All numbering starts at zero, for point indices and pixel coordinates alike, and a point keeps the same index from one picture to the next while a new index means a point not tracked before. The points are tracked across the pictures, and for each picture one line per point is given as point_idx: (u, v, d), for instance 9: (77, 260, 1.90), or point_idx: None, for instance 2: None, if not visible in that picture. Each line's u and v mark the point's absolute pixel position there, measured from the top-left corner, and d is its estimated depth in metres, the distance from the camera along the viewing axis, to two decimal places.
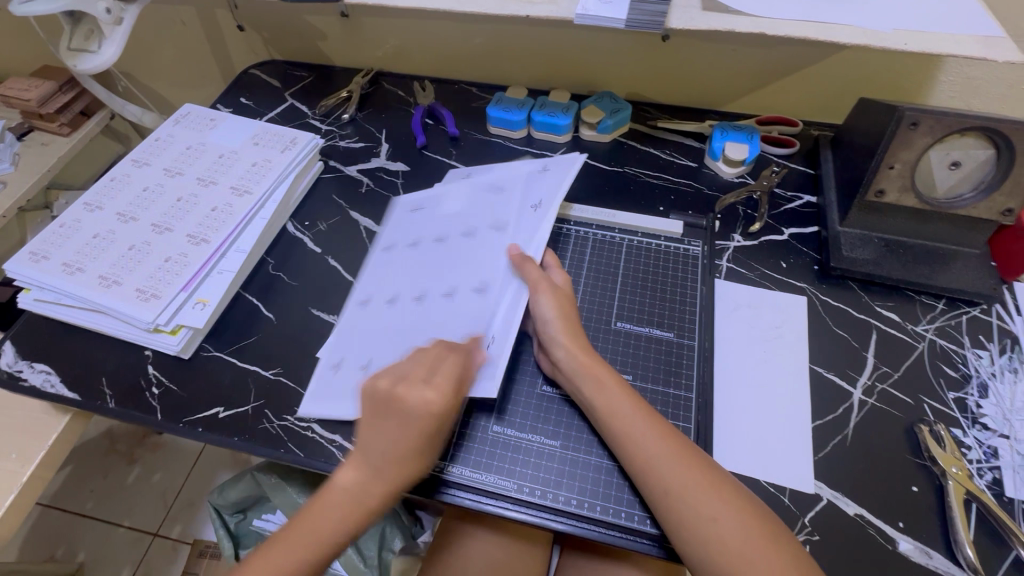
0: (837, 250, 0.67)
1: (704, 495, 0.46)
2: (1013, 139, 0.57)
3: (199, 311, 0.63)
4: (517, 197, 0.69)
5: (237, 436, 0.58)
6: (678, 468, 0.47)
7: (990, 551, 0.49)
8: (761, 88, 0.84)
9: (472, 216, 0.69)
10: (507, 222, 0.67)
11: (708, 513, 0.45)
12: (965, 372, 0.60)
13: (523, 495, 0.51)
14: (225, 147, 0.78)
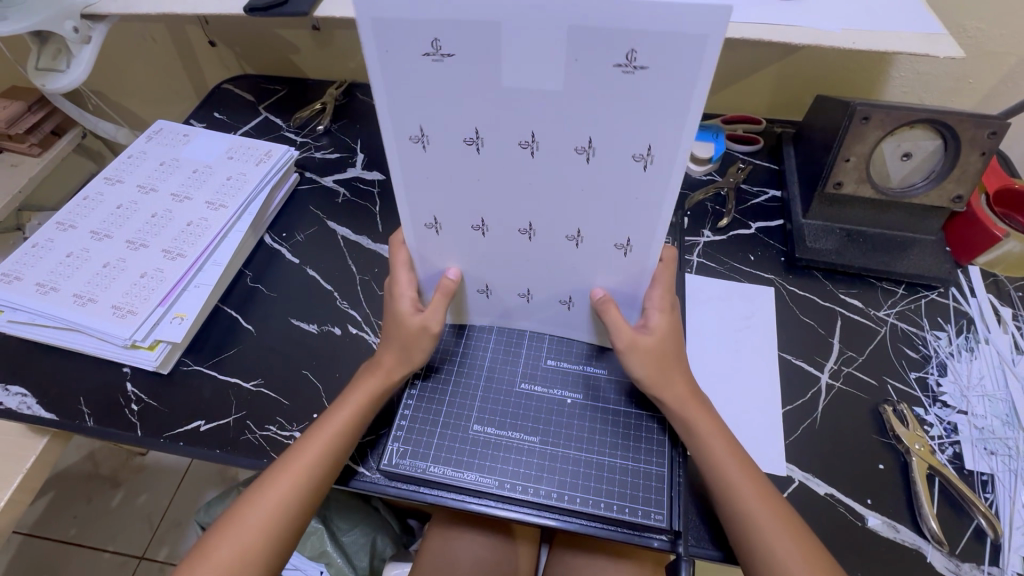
0: (801, 242, 0.70)
1: (775, 525, 0.46)
2: (959, 129, 0.60)
3: (177, 326, 0.63)
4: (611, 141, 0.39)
5: (218, 448, 0.58)
6: (758, 496, 0.48)
7: (953, 522, 0.51)
8: (725, 88, 0.87)
9: (552, 168, 0.42)
10: (610, 185, 0.42)
11: (778, 536, 0.46)
12: (925, 353, 0.62)
13: (507, 491, 0.52)
14: (199, 162, 0.78)
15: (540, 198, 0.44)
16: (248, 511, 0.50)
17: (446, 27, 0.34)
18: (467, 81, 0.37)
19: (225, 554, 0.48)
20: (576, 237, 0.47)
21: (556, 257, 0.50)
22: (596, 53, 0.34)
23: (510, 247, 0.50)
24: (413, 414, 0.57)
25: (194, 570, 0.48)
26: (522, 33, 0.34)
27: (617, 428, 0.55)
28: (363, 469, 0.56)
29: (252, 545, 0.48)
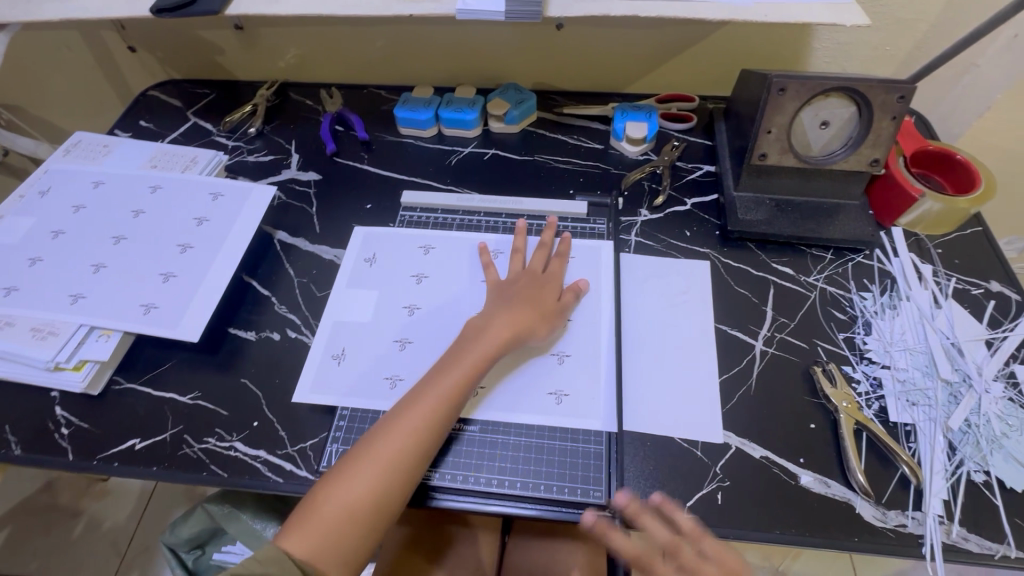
0: (733, 215, 0.71)
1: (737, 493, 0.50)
2: (871, 95, 0.62)
3: (102, 343, 0.61)
4: (147, 218, 0.70)
5: (154, 466, 0.57)
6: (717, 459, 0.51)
7: (880, 473, 0.54)
8: (658, 68, 0.88)
9: (122, 257, 0.67)
10: (143, 254, 0.67)
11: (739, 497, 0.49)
12: (851, 314, 0.65)
13: (454, 482, 0.53)
14: (118, 172, 0.75)
15: (156, 265, 0.66)
16: (352, 467, 0.50)
17: (111, 187, 0.73)
18: (101, 214, 0.71)
19: (331, 511, 0.48)
20: (562, 393, 0.58)
21: (136, 317, 0.62)
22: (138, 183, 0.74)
23: (109, 306, 0.63)
24: (351, 414, 0.59)
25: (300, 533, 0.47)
26: (32, 204, 0.71)
27: (544, 396, 0.58)
28: (306, 473, 0.56)
29: (360, 509, 0.48)
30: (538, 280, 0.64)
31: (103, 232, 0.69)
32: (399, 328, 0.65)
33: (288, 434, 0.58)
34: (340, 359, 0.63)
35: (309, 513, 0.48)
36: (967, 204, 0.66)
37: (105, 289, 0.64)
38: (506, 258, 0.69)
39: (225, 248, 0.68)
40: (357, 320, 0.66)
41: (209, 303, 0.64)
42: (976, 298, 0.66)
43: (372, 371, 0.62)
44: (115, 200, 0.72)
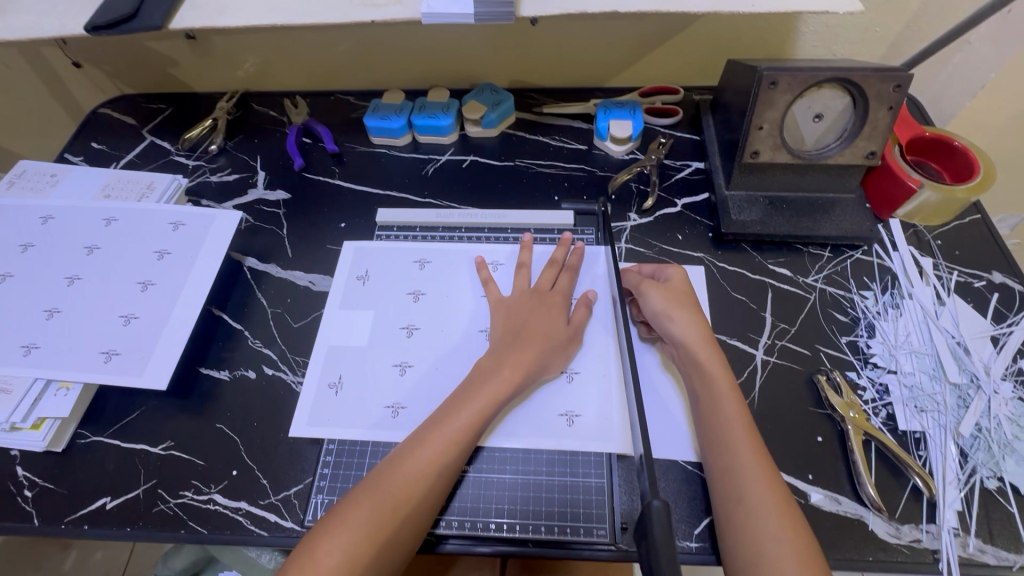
0: (726, 216, 0.68)
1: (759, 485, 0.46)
2: (865, 86, 0.59)
3: (62, 397, 0.57)
4: (102, 254, 0.65)
5: (128, 526, 0.53)
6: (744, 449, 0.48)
7: (891, 486, 0.52)
8: (639, 60, 0.83)
9: (76, 300, 0.62)
10: (100, 295, 0.62)
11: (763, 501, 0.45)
12: (853, 315, 0.62)
13: (452, 529, 0.50)
14: (69, 204, 0.69)
15: (114, 307, 0.61)
16: (351, 512, 0.46)
17: (61, 221, 0.68)
18: (51, 252, 0.65)
19: (330, 558, 0.43)
20: (574, 415, 0.55)
21: (95, 366, 0.58)
22: (90, 215, 0.69)
23: (65, 356, 0.58)
24: (336, 456, 0.56)
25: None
26: None
27: (554, 418, 0.55)
28: (292, 524, 0.53)
29: (363, 553, 0.44)
30: (545, 301, 0.60)
31: (54, 273, 0.64)
32: (398, 352, 0.61)
33: (271, 482, 0.55)
34: (338, 387, 0.59)
35: (303, 564, 0.43)
36: (966, 194, 0.63)
37: (60, 337, 0.59)
38: (506, 271, 0.66)
39: (190, 282, 0.63)
40: (353, 343, 0.62)
41: (175, 346, 0.59)
42: (979, 290, 0.63)
43: (373, 401, 0.58)
44: (65, 235, 0.67)
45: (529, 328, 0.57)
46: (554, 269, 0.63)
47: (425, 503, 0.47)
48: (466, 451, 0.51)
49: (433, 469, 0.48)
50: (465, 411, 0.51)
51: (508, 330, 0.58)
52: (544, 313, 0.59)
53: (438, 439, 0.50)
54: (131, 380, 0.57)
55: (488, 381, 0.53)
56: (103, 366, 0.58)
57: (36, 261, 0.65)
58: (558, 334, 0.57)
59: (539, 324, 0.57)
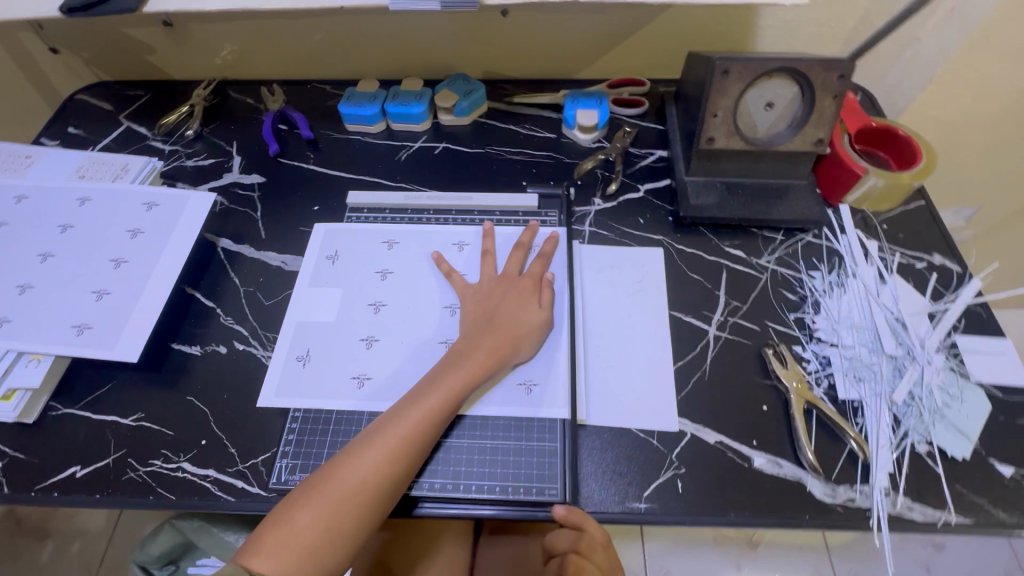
0: (685, 200, 0.71)
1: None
2: (811, 75, 0.62)
3: (33, 369, 0.58)
4: (74, 233, 0.66)
5: (98, 493, 0.55)
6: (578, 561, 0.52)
7: (830, 449, 0.55)
8: (607, 53, 0.86)
9: (48, 277, 0.63)
10: (71, 272, 0.64)
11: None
12: (801, 294, 0.66)
13: (425, 491, 0.52)
14: (43, 184, 0.71)
15: (86, 283, 0.63)
16: (328, 484, 0.48)
17: (33, 200, 0.69)
18: (23, 230, 0.66)
19: (308, 527, 0.46)
20: (532, 383, 0.58)
21: (66, 339, 0.59)
22: (63, 196, 0.70)
23: (35, 329, 0.59)
24: (302, 426, 0.58)
25: (272, 537, 0.45)
26: None
27: (515, 387, 0.58)
28: (258, 489, 0.55)
29: (340, 522, 0.47)
30: (515, 285, 0.62)
31: (25, 250, 0.65)
32: (365, 326, 0.63)
33: (238, 451, 0.57)
34: (305, 359, 0.61)
35: (281, 532, 0.46)
36: (909, 179, 0.67)
37: (31, 312, 0.61)
38: (472, 252, 0.69)
39: (161, 259, 0.65)
40: (321, 318, 0.64)
41: (147, 321, 0.61)
42: (919, 272, 0.67)
43: (338, 374, 0.60)
44: (37, 214, 0.68)
45: (499, 315, 0.59)
46: (520, 251, 0.66)
47: (400, 477, 0.49)
48: (441, 426, 0.53)
49: (408, 448, 0.50)
50: (440, 389, 0.53)
51: (482, 312, 0.60)
52: (513, 299, 0.61)
53: (415, 418, 0.51)
54: (101, 352, 0.58)
55: (463, 361, 0.55)
56: (74, 339, 0.59)
57: (8, 238, 0.66)
58: (528, 320, 0.59)
59: (510, 308, 0.60)
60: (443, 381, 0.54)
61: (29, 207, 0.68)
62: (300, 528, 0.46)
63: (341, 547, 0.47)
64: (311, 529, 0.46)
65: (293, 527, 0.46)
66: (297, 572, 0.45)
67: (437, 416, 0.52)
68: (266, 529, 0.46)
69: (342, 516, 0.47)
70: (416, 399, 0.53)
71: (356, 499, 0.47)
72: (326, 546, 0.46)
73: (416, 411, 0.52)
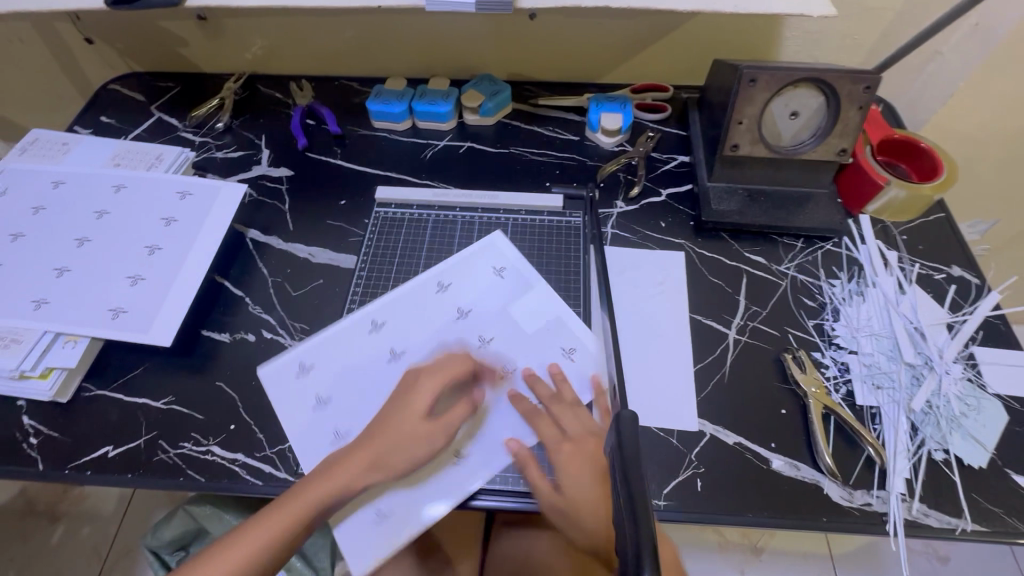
0: (707, 205, 0.72)
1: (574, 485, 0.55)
2: (837, 86, 0.63)
3: (69, 350, 0.60)
4: (109, 219, 0.68)
5: (129, 473, 0.56)
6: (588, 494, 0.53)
7: (848, 455, 0.56)
8: (632, 59, 0.87)
9: (84, 261, 0.65)
10: (107, 257, 0.65)
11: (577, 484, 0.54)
12: (821, 301, 0.67)
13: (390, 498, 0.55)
14: (79, 171, 0.72)
15: (120, 268, 0.64)
16: (247, 532, 0.49)
17: (71, 186, 0.71)
18: (60, 214, 0.68)
19: (211, 574, 0.47)
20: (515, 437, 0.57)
21: (102, 322, 0.61)
22: (98, 183, 0.71)
23: (72, 312, 0.61)
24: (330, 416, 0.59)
25: (203, 563, 0.47)
26: None
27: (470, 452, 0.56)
28: (286, 474, 0.56)
29: (248, 572, 0.47)
30: (470, 346, 0.60)
31: (62, 234, 0.66)
32: (376, 345, 0.62)
33: (266, 436, 0.58)
34: (304, 370, 0.60)
35: (208, 558, 0.48)
36: (930, 191, 0.68)
37: (68, 295, 0.62)
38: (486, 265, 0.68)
39: (194, 248, 0.67)
40: (322, 329, 0.63)
41: (180, 307, 0.62)
42: (938, 283, 0.68)
43: (337, 392, 0.59)
44: (73, 200, 0.69)
45: (462, 355, 0.59)
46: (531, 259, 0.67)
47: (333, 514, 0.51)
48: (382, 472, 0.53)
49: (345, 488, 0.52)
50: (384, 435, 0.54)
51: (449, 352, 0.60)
52: (487, 344, 0.61)
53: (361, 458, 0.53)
54: (135, 336, 0.60)
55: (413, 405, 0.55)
56: (109, 323, 0.61)
57: (45, 222, 0.67)
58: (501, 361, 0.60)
59: (458, 366, 0.58)
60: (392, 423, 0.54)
61: (66, 192, 0.70)
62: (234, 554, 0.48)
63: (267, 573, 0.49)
64: (242, 559, 0.48)
65: (226, 553, 0.48)
66: None
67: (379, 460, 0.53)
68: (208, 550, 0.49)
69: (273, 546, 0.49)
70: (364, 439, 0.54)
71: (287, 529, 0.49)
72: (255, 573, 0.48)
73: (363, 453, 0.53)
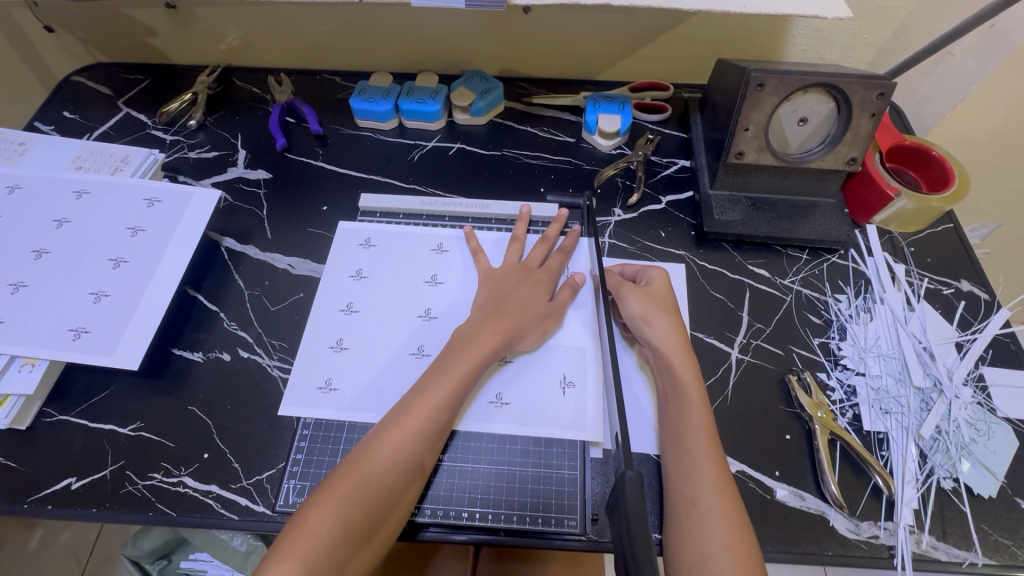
0: (709, 214, 0.69)
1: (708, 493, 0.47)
2: (850, 92, 0.59)
3: (26, 373, 0.56)
4: (71, 228, 0.63)
5: (94, 506, 0.52)
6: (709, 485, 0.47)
7: (855, 485, 0.53)
8: (631, 55, 0.83)
9: (42, 275, 0.60)
10: (68, 271, 0.60)
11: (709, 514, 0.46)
12: (826, 318, 0.64)
13: (434, 518, 0.50)
14: (37, 175, 0.67)
15: (82, 283, 0.60)
16: (340, 490, 0.45)
17: (28, 193, 0.65)
18: (16, 223, 0.63)
19: (325, 527, 0.43)
20: (569, 383, 0.57)
21: (63, 342, 0.56)
22: (59, 188, 0.66)
23: (29, 331, 0.57)
24: (310, 444, 0.55)
25: (289, 543, 0.42)
26: None
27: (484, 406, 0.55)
28: (264, 508, 0.52)
29: (353, 524, 0.44)
30: (530, 276, 0.61)
31: (18, 246, 0.61)
32: (414, 337, 0.61)
33: (242, 466, 0.54)
34: (339, 348, 0.60)
35: (292, 534, 0.43)
36: (941, 203, 0.64)
37: (24, 313, 0.58)
38: (499, 250, 0.67)
39: (163, 259, 0.62)
40: (366, 311, 0.63)
41: (148, 325, 0.58)
42: (947, 298, 0.65)
43: (364, 382, 0.58)
44: (30, 208, 0.64)
45: (509, 300, 0.58)
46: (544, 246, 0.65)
47: (415, 468, 0.48)
48: (452, 415, 0.51)
49: (421, 436, 0.49)
50: (449, 374, 0.52)
51: (491, 296, 0.59)
52: (527, 289, 0.59)
53: (435, 404, 0.50)
54: (99, 358, 0.56)
55: (471, 344, 0.54)
56: (71, 344, 0.56)
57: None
58: (541, 312, 0.58)
59: (520, 297, 0.58)
60: (451, 366, 0.52)
61: (23, 199, 0.65)
62: (319, 521, 0.43)
63: (359, 545, 0.44)
64: (330, 529, 0.43)
65: (312, 524, 0.43)
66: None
67: (448, 402, 0.51)
68: (288, 529, 0.43)
69: (359, 509, 0.44)
70: (429, 385, 0.51)
71: (374, 487, 0.45)
72: (344, 541, 0.43)
73: (430, 398, 0.50)
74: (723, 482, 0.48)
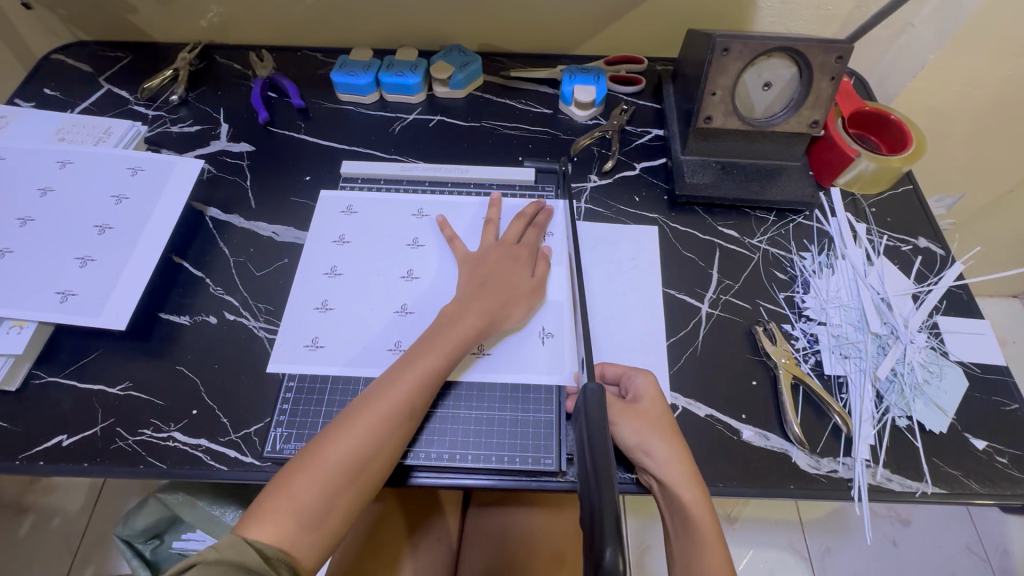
0: (680, 178, 0.72)
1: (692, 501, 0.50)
2: (810, 56, 0.62)
3: (14, 336, 0.57)
4: (54, 197, 0.64)
5: (85, 461, 0.54)
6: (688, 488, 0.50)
7: (816, 425, 0.56)
8: (606, 29, 0.85)
9: (27, 242, 0.61)
10: (53, 237, 0.61)
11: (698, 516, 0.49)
12: (791, 274, 0.67)
13: (421, 461, 0.52)
14: (20, 146, 0.68)
15: (68, 249, 0.61)
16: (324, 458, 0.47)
17: (12, 163, 0.66)
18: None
19: (306, 494, 0.45)
20: (548, 334, 0.60)
21: (51, 305, 0.58)
22: (42, 158, 0.67)
23: (17, 294, 0.58)
24: (296, 397, 0.57)
25: (273, 502, 0.45)
26: None
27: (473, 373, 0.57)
28: (252, 459, 0.54)
29: (336, 488, 0.46)
30: (513, 253, 0.62)
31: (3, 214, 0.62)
32: (398, 296, 0.63)
33: (231, 421, 0.56)
34: (323, 309, 0.62)
35: (277, 496, 0.45)
36: (899, 163, 0.67)
37: (10, 277, 0.59)
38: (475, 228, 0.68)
39: (147, 226, 0.63)
40: (349, 273, 0.65)
41: (134, 288, 0.59)
42: (905, 254, 0.69)
43: (350, 339, 0.60)
44: (14, 178, 0.65)
45: (496, 277, 0.59)
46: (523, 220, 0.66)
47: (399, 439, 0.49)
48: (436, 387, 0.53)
49: (406, 410, 0.50)
50: (434, 350, 0.53)
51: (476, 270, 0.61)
52: (511, 264, 0.61)
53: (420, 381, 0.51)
54: (86, 319, 0.57)
55: (458, 321, 0.55)
56: (58, 306, 0.58)
57: None
58: (523, 284, 0.60)
59: (504, 272, 0.60)
60: (437, 342, 0.54)
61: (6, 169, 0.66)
62: (302, 485, 0.45)
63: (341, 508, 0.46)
64: (312, 492, 0.45)
65: (295, 488, 0.45)
66: (298, 533, 0.44)
67: (433, 378, 0.52)
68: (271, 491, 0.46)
69: (342, 476, 0.46)
70: (414, 360, 0.52)
71: (357, 455, 0.47)
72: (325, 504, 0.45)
73: (415, 373, 0.52)
74: (678, 440, 0.52)
